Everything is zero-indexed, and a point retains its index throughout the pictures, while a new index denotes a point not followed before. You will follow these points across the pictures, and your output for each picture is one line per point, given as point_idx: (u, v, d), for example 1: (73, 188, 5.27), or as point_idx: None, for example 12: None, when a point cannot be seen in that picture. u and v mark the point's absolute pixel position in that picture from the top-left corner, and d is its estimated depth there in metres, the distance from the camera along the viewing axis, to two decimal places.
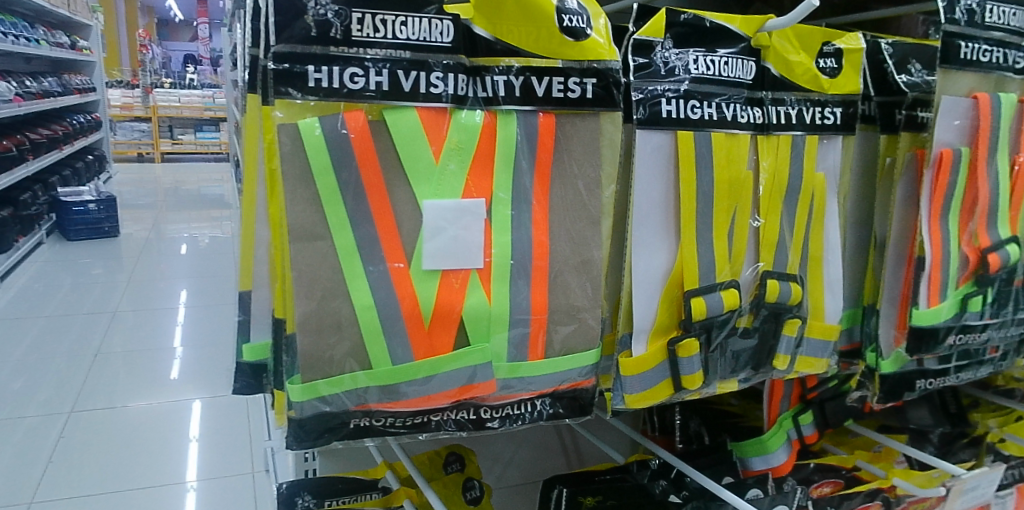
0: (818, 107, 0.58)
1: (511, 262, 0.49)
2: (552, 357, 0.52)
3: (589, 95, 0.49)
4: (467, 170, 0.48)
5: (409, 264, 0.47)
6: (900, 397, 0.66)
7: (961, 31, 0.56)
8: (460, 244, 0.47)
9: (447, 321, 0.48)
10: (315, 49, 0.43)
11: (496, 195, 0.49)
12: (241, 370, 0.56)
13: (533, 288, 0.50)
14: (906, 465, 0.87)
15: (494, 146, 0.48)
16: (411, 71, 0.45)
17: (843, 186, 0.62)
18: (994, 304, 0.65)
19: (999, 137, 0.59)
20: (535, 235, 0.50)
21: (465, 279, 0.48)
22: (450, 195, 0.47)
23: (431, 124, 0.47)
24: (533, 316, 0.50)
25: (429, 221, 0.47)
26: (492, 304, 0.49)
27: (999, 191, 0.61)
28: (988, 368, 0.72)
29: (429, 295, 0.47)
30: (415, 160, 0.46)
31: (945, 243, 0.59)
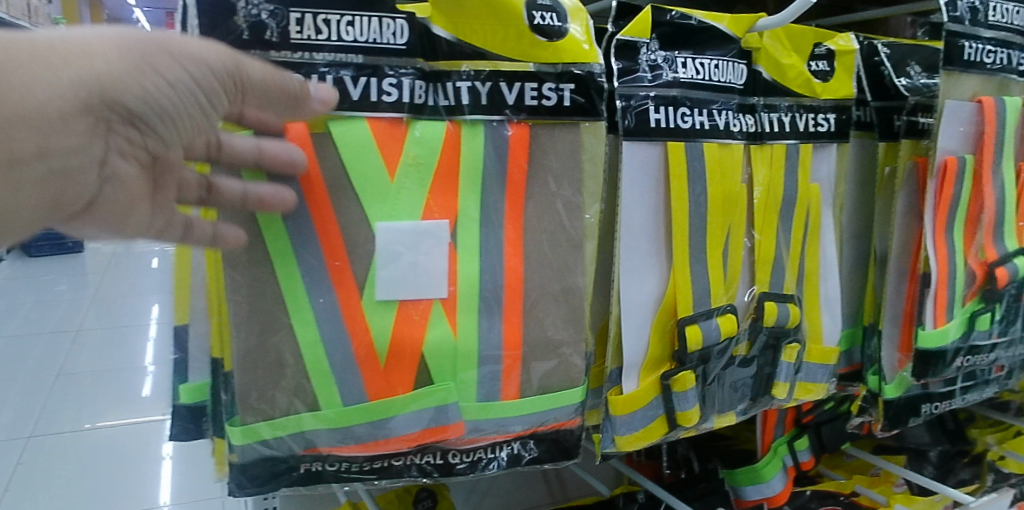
0: (812, 113, 0.54)
1: (479, 291, 0.43)
2: (529, 395, 0.44)
3: (566, 103, 0.43)
4: (426, 189, 0.42)
5: (361, 293, 0.40)
6: (905, 424, 0.58)
7: (964, 30, 0.52)
8: (421, 272, 0.41)
9: (406, 359, 0.41)
10: (246, 55, 0.37)
11: (462, 215, 0.43)
12: (177, 413, 0.47)
13: (504, 319, 0.44)
14: (906, 489, 0.79)
15: (458, 161, 0.42)
16: (360, 78, 0.39)
17: (838, 198, 0.57)
18: (1002, 320, 0.59)
19: (1004, 144, 0.55)
20: (507, 260, 0.43)
21: (427, 310, 0.41)
22: (406, 217, 0.41)
23: (384, 138, 0.40)
24: (505, 352, 0.43)
25: (382, 245, 0.40)
26: (458, 339, 0.42)
27: (1005, 202, 0.56)
28: (993, 387, 0.64)
29: (384, 328, 0.41)
30: (366, 176, 0.40)
31: (951, 261, 0.54)
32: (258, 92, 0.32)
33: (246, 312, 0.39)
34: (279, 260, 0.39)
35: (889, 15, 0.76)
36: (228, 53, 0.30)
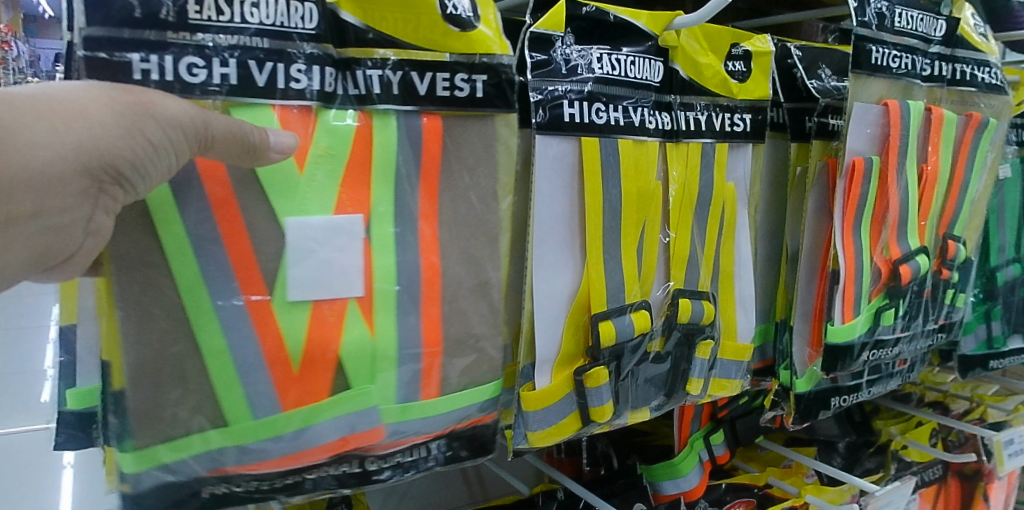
0: (728, 113, 0.54)
1: (396, 287, 0.39)
2: (448, 393, 0.42)
3: (479, 95, 0.41)
4: (339, 182, 0.38)
5: (270, 295, 0.36)
6: (814, 417, 0.60)
7: (871, 35, 0.54)
8: (333, 269, 0.37)
9: (320, 363, 0.37)
10: (134, 34, 0.32)
11: (376, 208, 0.39)
12: (63, 420, 0.42)
13: (423, 314, 0.41)
14: (816, 479, 0.82)
15: (370, 153, 0.39)
16: (267, 63, 0.35)
17: (753, 196, 0.57)
18: (905, 316, 0.60)
19: (908, 144, 0.57)
20: (424, 256, 0.40)
21: (343, 309, 0.37)
22: (311, 213, 0.37)
23: (293, 125, 0.36)
24: (425, 350, 0.40)
25: (294, 242, 0.36)
26: (374, 339, 0.38)
27: (908, 202, 0.58)
28: (897, 379, 0.67)
29: (298, 332, 0.36)
30: (270, 167, 0.36)
31: (857, 257, 0.56)
32: (224, 143, 0.31)
33: (136, 325, 0.33)
34: (179, 260, 0.34)
35: (804, 21, 0.79)
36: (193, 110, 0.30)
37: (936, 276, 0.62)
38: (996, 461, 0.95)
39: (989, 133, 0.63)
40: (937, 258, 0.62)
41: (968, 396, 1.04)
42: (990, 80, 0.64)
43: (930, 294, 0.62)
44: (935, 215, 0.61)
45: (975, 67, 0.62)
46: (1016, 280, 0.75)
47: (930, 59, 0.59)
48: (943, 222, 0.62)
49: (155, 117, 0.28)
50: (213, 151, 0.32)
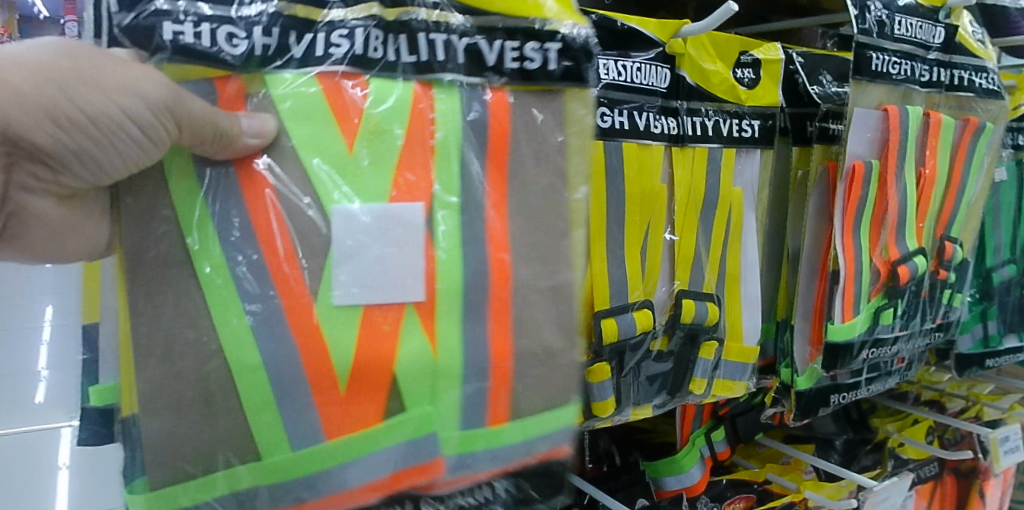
0: (736, 119, 0.55)
1: (461, 286, 0.34)
2: (519, 419, 0.36)
3: (552, 67, 0.37)
4: (394, 158, 0.33)
5: (314, 298, 0.31)
6: (815, 413, 0.61)
7: (871, 42, 0.55)
8: (385, 265, 0.32)
9: (376, 384, 0.31)
10: None
11: (440, 195, 0.34)
12: (86, 417, 0.43)
13: (493, 326, 0.35)
14: (813, 475, 0.83)
15: (429, 125, 0.34)
16: (304, 33, 0.32)
17: (761, 201, 0.58)
18: (904, 315, 0.62)
19: (908, 147, 0.58)
20: (493, 251, 0.35)
21: (399, 314, 0.32)
22: (364, 199, 0.32)
23: (337, 98, 0.32)
24: (490, 365, 0.35)
25: (338, 232, 0.31)
26: (438, 356, 0.33)
27: (907, 202, 0.59)
28: (895, 377, 0.68)
29: (346, 349, 0.31)
30: (317, 148, 0.32)
31: (857, 258, 0.57)
32: (194, 127, 0.28)
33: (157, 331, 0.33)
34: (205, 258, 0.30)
35: (803, 28, 0.81)
36: (168, 86, 0.27)
37: (934, 276, 0.64)
38: (993, 458, 0.95)
39: (985, 137, 0.65)
40: (935, 258, 0.64)
41: (964, 395, 1.06)
42: (988, 85, 0.65)
43: (927, 293, 0.64)
44: (932, 217, 0.63)
45: (973, 72, 0.63)
46: (1012, 280, 0.76)
47: (929, 65, 0.60)
48: (941, 223, 0.64)
49: (100, 89, 0.25)
50: (181, 135, 0.28)
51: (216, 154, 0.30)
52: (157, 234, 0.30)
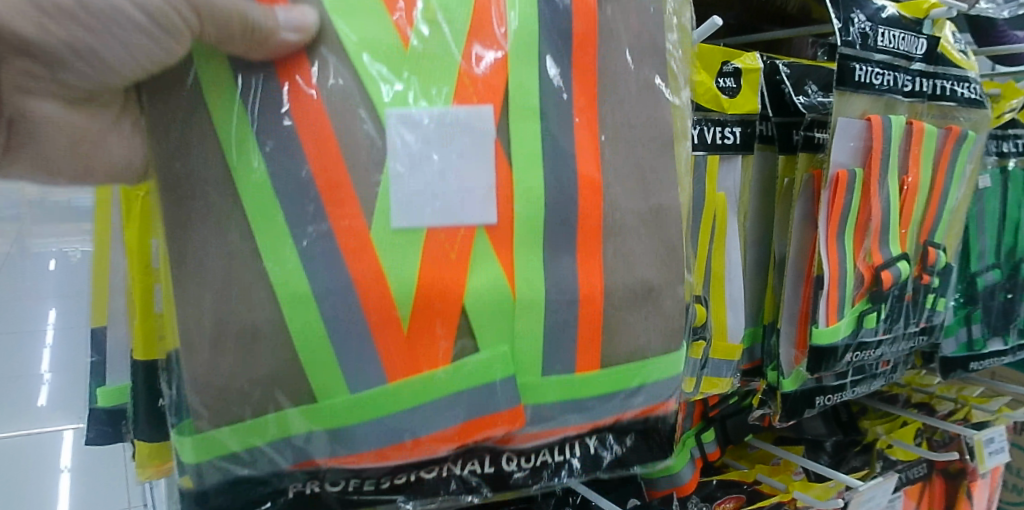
0: (719, 127, 0.57)
1: (541, 216, 0.36)
2: (610, 366, 0.38)
3: None
4: (457, 64, 0.34)
5: (371, 221, 0.32)
6: (801, 415, 0.63)
7: (854, 54, 0.57)
8: (450, 181, 0.33)
9: (448, 306, 0.33)
10: None
11: (510, 103, 0.35)
12: (94, 416, 0.45)
13: (581, 260, 0.37)
14: (803, 477, 0.84)
15: (506, 39, 0.36)
16: None
17: (742, 206, 0.60)
18: (887, 319, 0.63)
19: (889, 159, 0.60)
20: (581, 165, 0.37)
21: (469, 239, 0.34)
22: (421, 103, 0.33)
23: (388, 1, 0.34)
24: (581, 301, 0.36)
25: (404, 140, 0.33)
26: (516, 295, 0.35)
27: (890, 210, 0.61)
28: (881, 380, 0.70)
29: (408, 268, 0.32)
30: (369, 41, 0.33)
31: (841, 264, 0.58)
32: (216, 17, 0.28)
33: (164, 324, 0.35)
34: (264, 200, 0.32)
35: (793, 38, 0.82)
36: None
37: (917, 281, 0.66)
38: (978, 460, 0.96)
39: (967, 146, 0.66)
40: (918, 264, 0.65)
41: (953, 398, 1.07)
42: (970, 95, 0.66)
43: (911, 298, 0.65)
44: (916, 223, 0.65)
45: (955, 82, 0.65)
46: (995, 285, 0.78)
47: (912, 75, 0.62)
48: (924, 229, 0.65)
49: None
50: (204, 25, 0.28)
51: (248, 50, 0.31)
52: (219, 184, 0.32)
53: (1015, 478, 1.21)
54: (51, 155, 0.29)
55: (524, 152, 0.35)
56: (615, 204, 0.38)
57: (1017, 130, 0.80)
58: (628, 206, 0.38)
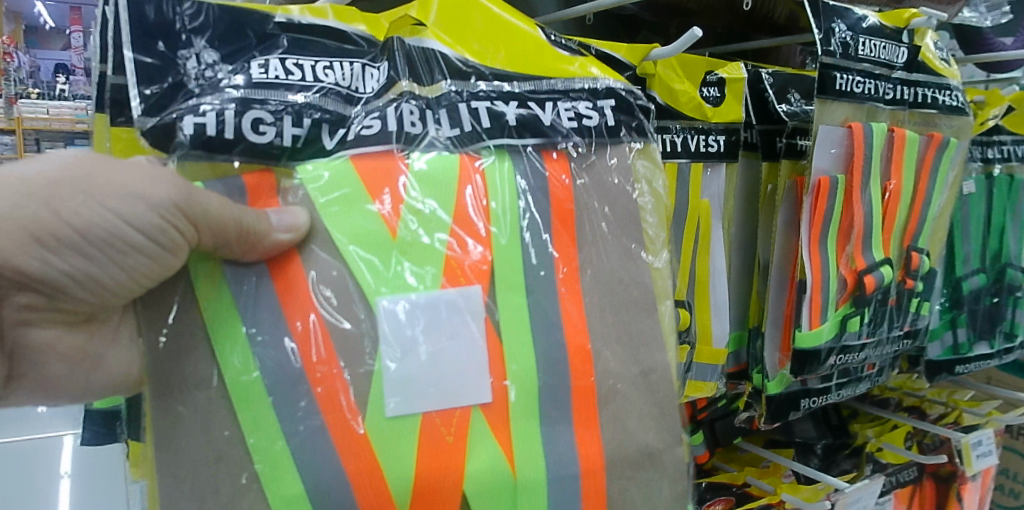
0: (703, 135, 0.58)
1: (537, 389, 0.39)
2: None
3: (609, 120, 0.45)
4: (442, 249, 0.39)
5: (368, 416, 0.35)
6: (785, 417, 0.64)
7: (835, 63, 0.58)
8: (441, 368, 0.36)
9: (445, 497, 0.36)
10: (191, 91, 0.37)
11: (497, 282, 0.39)
12: (89, 419, 0.46)
13: (579, 427, 0.39)
14: (793, 479, 0.85)
15: (485, 216, 0.40)
16: (334, 130, 0.39)
17: (727, 213, 0.62)
18: (871, 323, 0.64)
19: (872, 166, 0.61)
20: (569, 336, 0.40)
21: (465, 420, 0.37)
22: (409, 289, 0.37)
23: (374, 176, 0.39)
24: (584, 471, 0.39)
25: (393, 322, 0.36)
26: (516, 474, 0.37)
27: (873, 216, 0.62)
28: (866, 383, 0.71)
29: (408, 465, 0.35)
30: (358, 235, 0.38)
31: (824, 268, 0.59)
32: (212, 225, 0.33)
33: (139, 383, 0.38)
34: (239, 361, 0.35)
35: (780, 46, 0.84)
36: (180, 186, 0.32)
37: (901, 285, 0.67)
38: (965, 463, 0.97)
39: (950, 152, 0.67)
40: (901, 269, 0.66)
41: (944, 401, 1.08)
42: (952, 102, 0.68)
43: (895, 302, 0.66)
44: (899, 229, 0.66)
45: (936, 90, 0.66)
46: (981, 289, 0.79)
47: (893, 83, 0.63)
48: (908, 234, 0.66)
49: (90, 197, 0.30)
50: (201, 234, 0.33)
51: (243, 253, 0.35)
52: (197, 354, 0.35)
53: (1010, 483, 1.22)
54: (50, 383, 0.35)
55: (512, 326, 0.39)
56: (608, 373, 0.41)
57: (1002, 136, 0.81)
58: (620, 373, 0.41)
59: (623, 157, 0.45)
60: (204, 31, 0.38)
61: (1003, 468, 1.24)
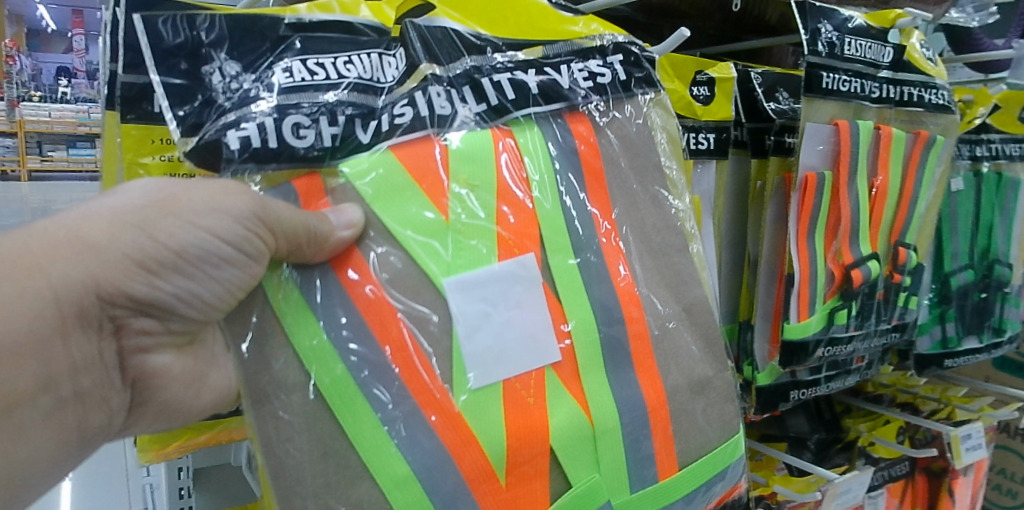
0: (694, 133, 0.60)
1: (598, 348, 0.42)
2: (696, 460, 0.45)
3: (621, 75, 0.48)
4: (494, 223, 0.41)
5: (450, 388, 0.37)
6: (776, 407, 0.65)
7: (822, 62, 0.60)
8: (512, 329, 0.39)
9: (537, 453, 0.38)
10: (223, 107, 0.38)
11: (554, 251, 0.42)
12: None
13: (642, 382, 0.43)
14: (786, 472, 0.88)
15: (525, 184, 0.43)
16: (368, 122, 0.40)
17: (717, 208, 0.63)
18: (859, 316, 0.66)
19: (858, 163, 0.62)
20: (617, 285, 0.43)
21: (541, 381, 0.39)
22: (470, 267, 0.39)
23: (412, 160, 0.40)
24: (652, 413, 0.43)
25: (461, 300, 0.38)
26: (595, 424, 0.40)
27: (860, 210, 0.63)
28: (855, 376, 0.72)
29: (496, 429, 0.37)
30: (411, 219, 0.39)
31: (812, 261, 0.61)
32: (286, 230, 0.35)
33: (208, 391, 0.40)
34: (324, 364, 0.36)
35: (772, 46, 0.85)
36: (251, 197, 0.34)
37: (888, 280, 0.68)
38: (954, 456, 0.97)
39: (936, 150, 0.69)
40: (889, 264, 0.68)
41: (938, 398, 1.09)
42: (937, 100, 0.69)
43: (882, 295, 0.68)
44: (887, 225, 0.67)
45: (922, 88, 0.68)
46: (969, 285, 0.80)
47: (879, 82, 0.65)
48: (896, 230, 0.68)
49: (178, 218, 0.33)
50: (278, 241, 0.35)
51: (313, 256, 0.37)
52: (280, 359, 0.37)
53: (1006, 482, 1.25)
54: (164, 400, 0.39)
55: (568, 287, 0.42)
56: (658, 315, 0.45)
57: (990, 135, 0.82)
58: (669, 313, 0.45)
59: (640, 109, 0.49)
60: (219, 41, 0.39)
61: (998, 467, 1.26)
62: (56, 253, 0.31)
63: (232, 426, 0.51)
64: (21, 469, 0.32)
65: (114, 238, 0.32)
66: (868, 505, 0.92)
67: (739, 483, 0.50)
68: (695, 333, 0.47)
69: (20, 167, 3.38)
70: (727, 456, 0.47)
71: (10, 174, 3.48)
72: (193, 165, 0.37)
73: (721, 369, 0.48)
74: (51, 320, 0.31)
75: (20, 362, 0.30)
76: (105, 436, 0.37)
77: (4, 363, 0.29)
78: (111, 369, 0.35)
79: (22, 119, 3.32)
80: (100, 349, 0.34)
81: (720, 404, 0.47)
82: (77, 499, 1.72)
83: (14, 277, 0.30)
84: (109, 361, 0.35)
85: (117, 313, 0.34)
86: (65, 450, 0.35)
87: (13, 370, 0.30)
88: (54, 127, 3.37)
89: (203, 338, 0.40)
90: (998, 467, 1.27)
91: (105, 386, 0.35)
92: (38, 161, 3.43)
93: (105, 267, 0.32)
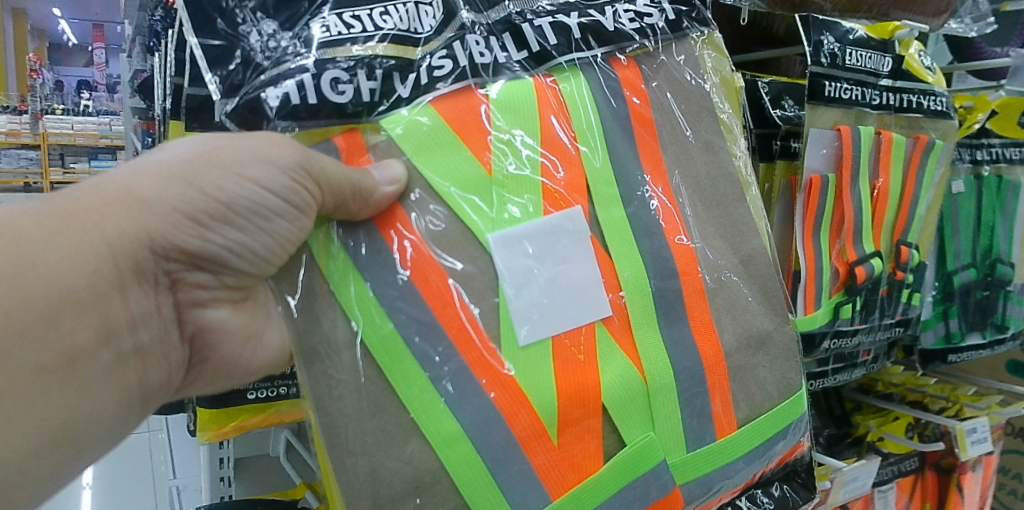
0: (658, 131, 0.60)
1: (652, 305, 0.48)
2: (763, 417, 0.51)
3: (671, 17, 0.55)
4: (539, 175, 0.47)
5: (498, 345, 0.43)
6: None
7: (824, 72, 0.65)
8: (559, 282, 0.45)
9: (592, 407, 0.44)
10: (261, 67, 0.42)
11: (607, 193, 0.49)
12: None
13: (698, 337, 0.49)
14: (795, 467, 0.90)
15: (574, 138, 0.49)
16: (405, 76, 0.45)
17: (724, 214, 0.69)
18: (863, 310, 0.69)
19: (861, 166, 0.67)
20: (670, 240, 0.50)
21: (591, 335, 0.45)
22: (514, 222, 0.45)
23: (453, 115, 0.46)
24: (708, 369, 0.49)
25: (502, 251, 0.44)
26: (648, 381, 0.46)
27: (864, 213, 0.67)
28: (862, 369, 0.76)
29: (547, 389, 0.43)
30: (456, 176, 0.45)
31: (818, 258, 0.65)
32: (332, 184, 0.40)
33: (258, 346, 0.45)
34: (376, 317, 0.42)
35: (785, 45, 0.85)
36: (298, 150, 0.39)
37: (891, 277, 0.71)
38: (960, 449, 0.98)
39: (934, 154, 0.73)
40: (892, 261, 0.71)
41: (946, 396, 1.09)
42: (937, 107, 0.74)
43: (886, 291, 0.71)
44: (889, 227, 0.70)
45: (921, 96, 0.73)
46: (972, 283, 0.84)
47: (879, 90, 0.70)
48: (898, 230, 0.71)
49: (223, 169, 0.38)
50: (325, 194, 0.40)
51: (359, 211, 0.42)
52: (328, 323, 0.42)
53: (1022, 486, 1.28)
54: (221, 358, 0.45)
55: (615, 234, 0.48)
56: (714, 268, 0.51)
57: (990, 139, 0.86)
58: (723, 266, 0.52)
59: (687, 49, 0.55)
60: (256, 5, 0.44)
61: (1012, 472, 1.30)
62: (110, 211, 0.37)
63: (282, 409, 0.61)
64: (89, 423, 0.38)
65: (162, 192, 0.38)
66: (878, 498, 0.95)
67: (801, 442, 0.56)
68: (752, 286, 0.53)
69: (43, 179, 3.46)
70: (787, 415, 0.53)
71: (35, 187, 3.58)
72: (234, 124, 0.42)
73: (780, 324, 0.54)
74: (109, 274, 0.36)
75: (84, 314, 0.36)
76: (167, 390, 0.43)
77: (69, 312, 0.35)
78: (168, 322, 0.41)
79: (45, 132, 3.42)
80: (156, 302, 0.40)
81: (780, 360, 0.53)
82: (103, 504, 1.76)
83: (74, 235, 0.35)
84: (165, 314, 0.41)
85: (171, 267, 0.40)
86: (129, 404, 0.40)
87: (78, 320, 0.36)
88: (76, 140, 3.47)
89: (256, 296, 0.45)
90: (1012, 472, 1.31)
91: (162, 339, 0.41)
92: (61, 175, 3.53)
93: (154, 219, 0.37)
